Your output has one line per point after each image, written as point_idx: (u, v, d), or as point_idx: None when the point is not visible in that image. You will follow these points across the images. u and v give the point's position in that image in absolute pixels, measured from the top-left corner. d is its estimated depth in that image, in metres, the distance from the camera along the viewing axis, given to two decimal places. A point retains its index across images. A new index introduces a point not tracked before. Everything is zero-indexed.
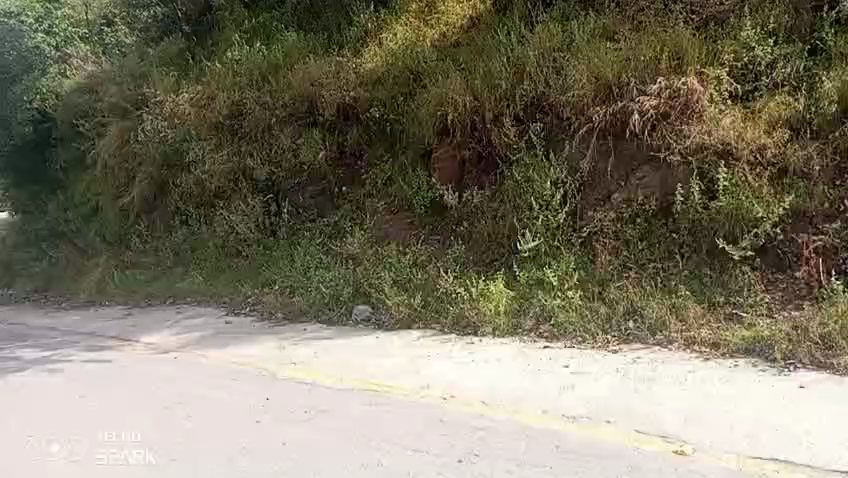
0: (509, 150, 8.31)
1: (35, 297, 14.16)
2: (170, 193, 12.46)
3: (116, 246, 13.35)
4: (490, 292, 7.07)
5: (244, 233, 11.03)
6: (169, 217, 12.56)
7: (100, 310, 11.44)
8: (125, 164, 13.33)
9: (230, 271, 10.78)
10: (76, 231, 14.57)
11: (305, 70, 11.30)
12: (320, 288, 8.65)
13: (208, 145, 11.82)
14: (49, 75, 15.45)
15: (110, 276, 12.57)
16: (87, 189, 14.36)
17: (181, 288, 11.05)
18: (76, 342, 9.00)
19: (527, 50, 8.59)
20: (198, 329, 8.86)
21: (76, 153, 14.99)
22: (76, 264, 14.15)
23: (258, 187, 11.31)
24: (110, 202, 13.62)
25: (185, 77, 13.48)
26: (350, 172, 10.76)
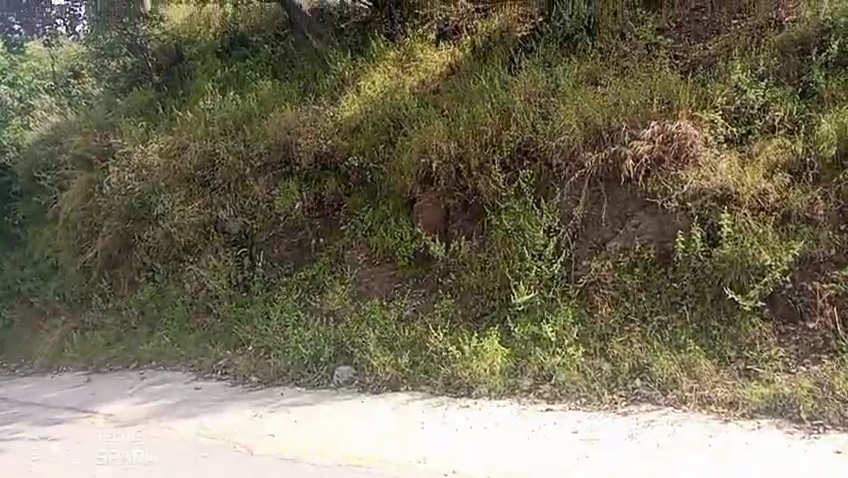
0: (495, 198, 7.95)
1: None
2: (135, 247, 11.76)
3: (76, 305, 12.51)
4: (484, 349, 6.73)
5: (216, 289, 10.39)
6: (131, 272, 11.74)
7: (58, 377, 10.60)
8: (87, 218, 12.65)
9: (200, 331, 10.08)
10: (32, 289, 13.66)
11: (282, 119, 11.01)
12: (298, 348, 8.03)
13: (177, 197, 11.28)
14: (9, 128, 14.94)
15: (69, 339, 11.75)
16: (46, 246, 13.62)
17: (148, 350, 10.30)
18: (28, 414, 8.22)
19: (511, 96, 8.50)
20: (164, 396, 8.15)
21: (36, 207, 14.26)
22: (32, 326, 13.25)
23: (230, 240, 10.73)
24: (70, 258, 12.88)
25: (154, 127, 13.06)
26: (326, 222, 10.31)
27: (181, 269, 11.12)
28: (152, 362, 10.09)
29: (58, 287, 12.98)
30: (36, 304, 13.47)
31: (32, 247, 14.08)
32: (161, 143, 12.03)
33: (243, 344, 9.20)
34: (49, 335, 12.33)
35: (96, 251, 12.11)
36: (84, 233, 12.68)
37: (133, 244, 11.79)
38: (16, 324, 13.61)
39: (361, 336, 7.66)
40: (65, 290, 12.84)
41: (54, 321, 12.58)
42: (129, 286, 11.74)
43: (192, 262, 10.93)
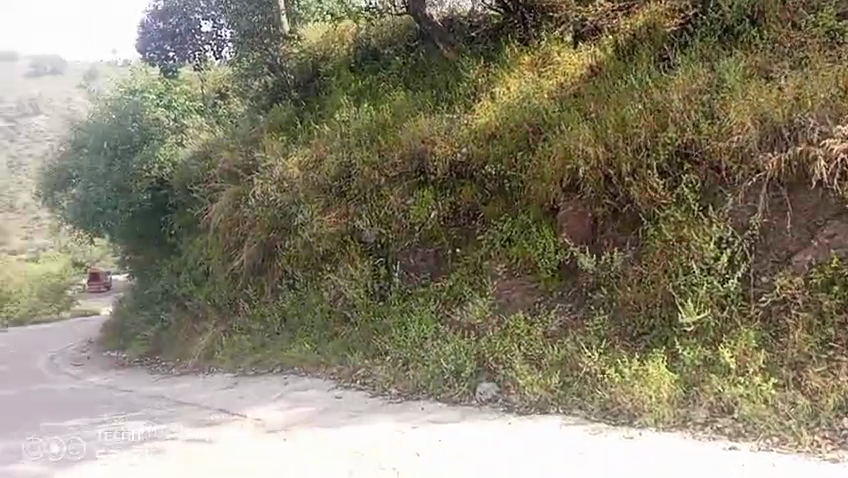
0: (652, 205, 7.33)
1: (147, 362, 14.26)
2: (277, 256, 12.18)
3: (223, 311, 13.18)
4: (649, 374, 6.24)
5: (353, 298, 10.43)
6: (273, 280, 12.16)
7: (208, 378, 11.16)
8: (234, 228, 13.33)
9: (339, 340, 10.24)
10: (186, 295, 14.63)
11: (416, 128, 10.85)
12: (438, 359, 7.80)
13: (316, 208, 11.53)
14: (166, 145, 16.05)
15: (219, 342, 12.39)
16: (198, 254, 14.52)
17: (295, 358, 10.65)
18: (185, 414, 8.64)
19: (669, 94, 7.72)
20: (307, 403, 8.23)
21: (190, 218, 15.27)
22: (185, 328, 14.14)
23: (367, 250, 10.78)
24: (219, 266, 13.63)
25: (294, 140, 13.51)
26: (464, 231, 10.05)
27: (319, 278, 11.30)
28: (298, 369, 10.42)
29: (208, 293, 13.77)
30: (189, 308, 14.40)
31: (185, 255, 15.06)
32: (300, 155, 12.39)
33: (381, 355, 9.12)
34: (200, 338, 13.09)
35: (241, 260, 12.70)
36: (231, 243, 13.37)
37: (276, 253, 12.22)
38: (172, 327, 14.62)
39: (506, 351, 7.27)
40: (214, 296, 13.58)
41: (205, 325, 13.36)
42: (271, 293, 12.17)
43: (331, 271, 11.15)
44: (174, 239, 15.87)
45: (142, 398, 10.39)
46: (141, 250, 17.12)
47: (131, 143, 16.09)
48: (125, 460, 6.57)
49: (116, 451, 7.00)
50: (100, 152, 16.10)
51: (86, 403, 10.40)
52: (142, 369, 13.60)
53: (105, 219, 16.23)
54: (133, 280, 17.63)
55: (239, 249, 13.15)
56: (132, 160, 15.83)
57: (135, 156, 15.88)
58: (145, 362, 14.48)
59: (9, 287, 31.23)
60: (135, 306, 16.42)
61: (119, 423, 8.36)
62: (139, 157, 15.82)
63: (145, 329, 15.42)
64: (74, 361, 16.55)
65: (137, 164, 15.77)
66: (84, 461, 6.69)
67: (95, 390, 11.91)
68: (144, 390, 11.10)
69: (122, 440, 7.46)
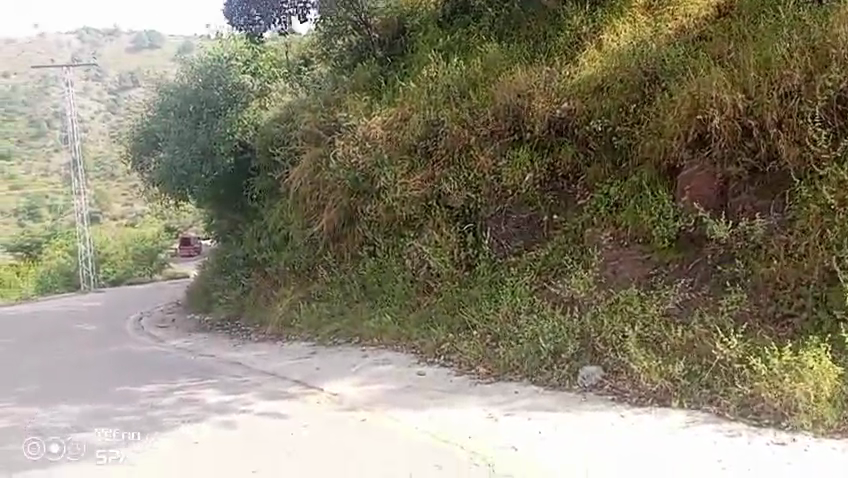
0: (803, 163, 6.36)
1: (229, 327, 14.10)
2: (358, 222, 11.49)
3: (302, 277, 12.75)
4: (803, 369, 5.05)
5: (438, 267, 9.63)
6: (353, 246, 11.58)
7: (286, 346, 10.71)
8: (315, 193, 12.80)
9: (420, 312, 9.48)
10: (267, 260, 14.33)
11: (510, 82, 9.77)
12: (534, 337, 6.86)
13: (399, 170, 10.74)
14: (250, 108, 15.80)
15: (297, 310, 11.92)
16: (279, 218, 14.16)
17: (370, 330, 9.89)
18: (259, 384, 8.16)
19: (825, 30, 6.57)
20: (386, 380, 7.50)
21: (271, 182, 14.91)
22: (265, 294, 13.83)
23: (453, 215, 9.92)
24: (298, 232, 13.17)
25: (378, 100, 12.76)
26: (561, 195, 9.05)
27: (402, 245, 10.59)
28: (373, 341, 9.69)
29: (288, 259, 13.38)
30: (269, 274, 14.09)
31: (267, 219, 14.75)
32: (385, 115, 11.62)
33: (469, 329, 8.29)
34: (279, 305, 12.70)
35: (320, 223, 12.15)
36: (311, 207, 12.89)
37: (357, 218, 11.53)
38: (252, 293, 14.37)
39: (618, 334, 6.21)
40: (294, 261, 13.17)
41: (284, 292, 12.96)
42: (351, 260, 11.57)
43: (414, 238, 10.35)
44: (256, 204, 15.59)
45: (219, 365, 10.06)
46: (225, 214, 17.05)
47: (216, 106, 15.83)
48: (193, 436, 6.07)
49: (185, 425, 6.53)
50: (184, 116, 15.85)
51: (164, 367, 10.19)
52: (223, 334, 13.43)
53: (186, 184, 16.01)
54: (217, 245, 17.60)
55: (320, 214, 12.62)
56: (216, 123, 15.62)
57: (219, 120, 15.65)
58: (226, 327, 14.33)
59: (107, 250, 32.56)
60: (218, 271, 16.34)
61: (193, 392, 7.96)
62: (224, 120, 15.58)
63: (226, 293, 15.29)
64: (160, 323, 16.74)
65: (221, 127, 15.54)
66: (152, 436, 6.23)
67: (176, 353, 11.76)
68: (223, 355, 10.80)
69: (195, 412, 7.02)
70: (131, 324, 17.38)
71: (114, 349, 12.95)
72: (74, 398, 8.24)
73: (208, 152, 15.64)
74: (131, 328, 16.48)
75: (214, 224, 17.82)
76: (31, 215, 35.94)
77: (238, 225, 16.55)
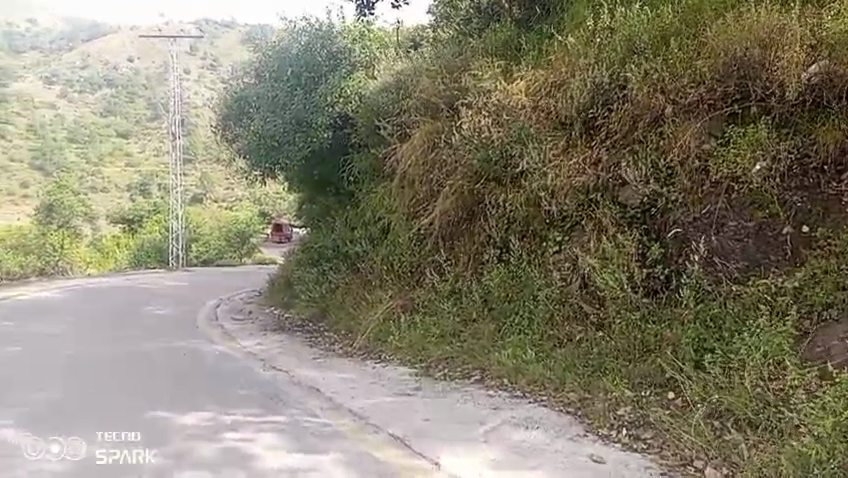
0: None
1: (310, 330, 11.82)
2: (485, 219, 8.74)
3: (404, 280, 10.21)
4: None
5: (604, 289, 6.72)
6: (475, 247, 8.89)
7: (379, 369, 8.20)
8: (427, 176, 10.15)
9: (573, 352, 6.58)
10: (361, 254, 11.92)
11: (735, 26, 6.64)
12: (841, 437, 4.03)
13: (550, 148, 7.87)
14: (353, 77, 13.17)
15: (394, 323, 9.35)
16: (379, 205, 11.71)
17: (495, 364, 7.13)
18: (344, 437, 5.56)
19: None
20: (539, 465, 4.70)
21: (373, 162, 12.46)
22: (353, 295, 11.40)
23: (627, 217, 6.94)
24: (404, 223, 10.66)
25: (517, 62, 9.90)
26: (810, 197, 6.11)
27: (548, 254, 7.73)
28: (495, 382, 6.85)
29: (388, 255, 10.92)
30: (363, 272, 11.65)
31: (365, 205, 12.31)
32: (528, 78, 8.75)
33: (673, 392, 5.53)
34: (372, 313, 10.22)
35: (432, 215, 9.52)
36: (419, 194, 10.34)
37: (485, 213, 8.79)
38: (339, 292, 11.97)
39: None
40: (394, 258, 10.68)
41: (379, 296, 10.47)
42: (471, 266, 8.90)
43: (566, 247, 7.50)
44: (354, 186, 13.18)
45: (292, 387, 7.64)
46: (320, 197, 14.84)
47: (317, 72, 13.51)
48: None
49: None
50: (281, 80, 13.71)
51: (223, 383, 7.85)
52: (302, 338, 11.11)
53: (277, 159, 13.86)
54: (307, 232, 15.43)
55: (433, 204, 10.01)
56: (317, 90, 13.37)
57: (321, 86, 13.38)
58: (307, 329, 12.04)
59: (200, 229, 31.38)
60: (303, 261, 14.12)
61: (248, 441, 5.46)
62: (324, 87, 13.25)
63: (309, 289, 13.01)
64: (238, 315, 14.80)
65: (322, 94, 13.25)
66: None
67: (244, 359, 9.53)
68: (298, 372, 8.38)
69: None
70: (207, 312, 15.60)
71: (178, 344, 10.99)
72: (103, 412, 6.44)
73: (304, 124, 13.40)
74: (206, 317, 14.65)
75: (306, 207, 15.65)
76: (137, 189, 34.56)
77: (332, 211, 14.26)
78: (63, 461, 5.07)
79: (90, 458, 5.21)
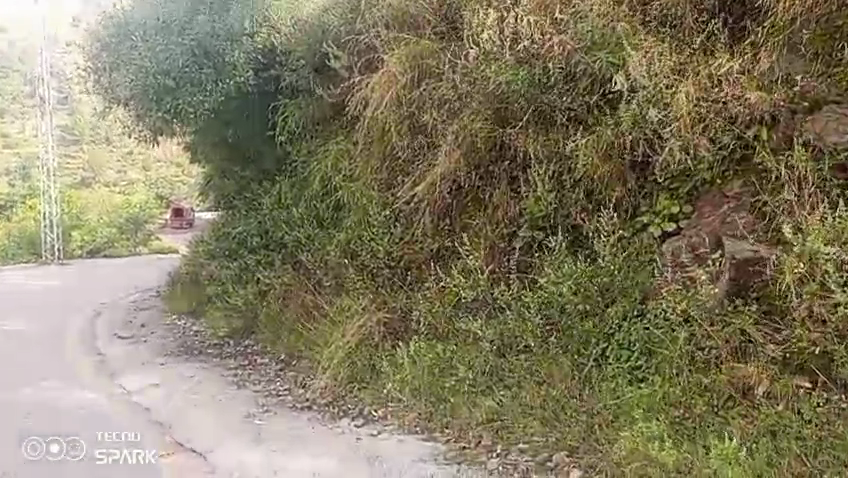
0: None
1: (235, 352, 8.22)
2: (512, 182, 5.90)
3: (380, 282, 6.79)
4: None
5: (828, 310, 3.81)
6: (506, 227, 5.85)
7: (371, 440, 4.91)
8: (411, 121, 6.73)
9: (768, 419, 3.89)
10: (302, 242, 8.29)
11: None
12: None
13: (660, 56, 4.62)
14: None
15: (377, 354, 5.94)
16: (327, 175, 8.12)
17: (620, 454, 4.02)
18: None
19: None
20: None
21: (314, 111, 8.78)
22: (296, 302, 7.90)
23: (825, 174, 4.15)
24: (373, 194, 7.23)
25: None
26: None
27: (647, 237, 4.83)
28: None
29: (346, 244, 7.43)
30: (308, 267, 8.08)
31: (308, 174, 8.74)
32: None
33: None
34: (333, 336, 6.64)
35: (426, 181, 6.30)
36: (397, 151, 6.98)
37: (512, 175, 5.91)
38: (275, 296, 8.35)
39: None
40: (358, 250, 7.15)
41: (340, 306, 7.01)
42: (497, 257, 5.81)
43: (690, 225, 4.73)
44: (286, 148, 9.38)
45: None
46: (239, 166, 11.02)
47: None
48: None
49: None
50: None
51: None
52: (223, 370, 7.50)
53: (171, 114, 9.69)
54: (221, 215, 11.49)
55: (424, 165, 6.66)
56: (228, 12, 9.23)
57: (233, 7, 9.23)
58: (228, 351, 8.40)
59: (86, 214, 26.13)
60: (217, 252, 10.32)
61: None
62: (239, 9, 9.21)
63: (230, 292, 9.35)
64: (127, 328, 10.82)
65: (237, 18, 9.20)
66: None
67: (136, 424, 5.79)
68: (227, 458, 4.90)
69: None
70: (84, 323, 11.48)
71: (26, 392, 7.06)
72: None
73: (213, 57, 9.31)
74: (80, 333, 10.60)
75: (218, 179, 11.69)
76: None
77: (260, 185, 10.55)
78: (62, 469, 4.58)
79: (89, 458, 4.82)
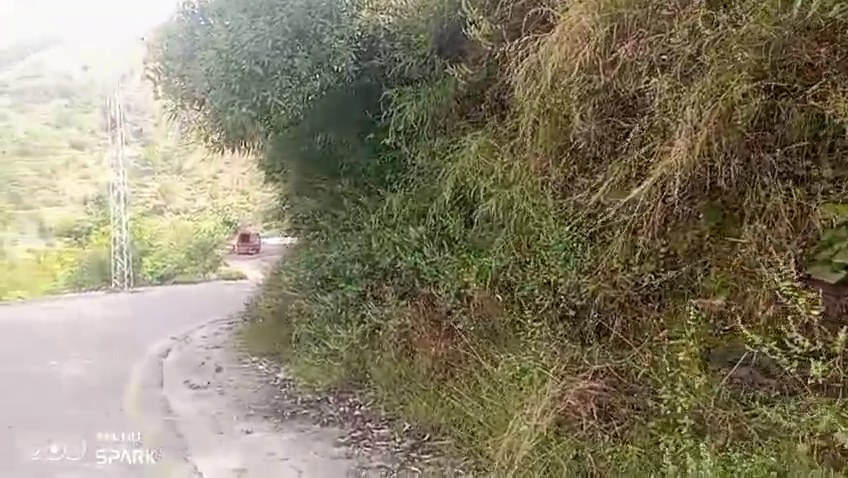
0: None
1: (349, 414, 6.60)
2: (792, 179, 4.09)
3: (561, 328, 4.95)
4: None
5: None
6: (786, 253, 4.03)
7: None
8: (605, 101, 4.78)
9: None
10: (424, 271, 6.46)
11: None
12: None
13: None
14: None
15: (580, 443, 4.57)
16: (460, 183, 6.01)
17: None
18: None
19: None
20: None
21: (432, 105, 6.77)
22: (430, 354, 6.14)
23: None
24: (541, 207, 5.17)
25: None
26: None
27: None
28: None
29: (497, 278, 5.51)
30: (438, 306, 6.23)
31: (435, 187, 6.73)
32: None
33: None
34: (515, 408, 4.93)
35: (645, 185, 4.27)
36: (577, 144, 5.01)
37: (791, 168, 4.08)
38: (399, 343, 6.58)
39: None
40: (526, 285, 5.24)
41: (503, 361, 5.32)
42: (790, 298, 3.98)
43: None
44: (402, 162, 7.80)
45: None
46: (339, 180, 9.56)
47: None
48: None
49: None
50: None
51: None
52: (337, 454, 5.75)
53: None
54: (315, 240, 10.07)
55: (626, 160, 4.60)
56: None
57: None
58: (330, 414, 6.68)
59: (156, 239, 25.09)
60: (305, 284, 8.45)
61: None
62: None
63: (329, 336, 7.49)
64: (200, 372, 9.04)
65: None
66: None
67: None
68: None
69: None
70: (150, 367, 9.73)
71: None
72: None
73: (306, 38, 7.45)
74: (146, 379, 8.85)
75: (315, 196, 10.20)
76: None
77: (357, 203, 8.82)
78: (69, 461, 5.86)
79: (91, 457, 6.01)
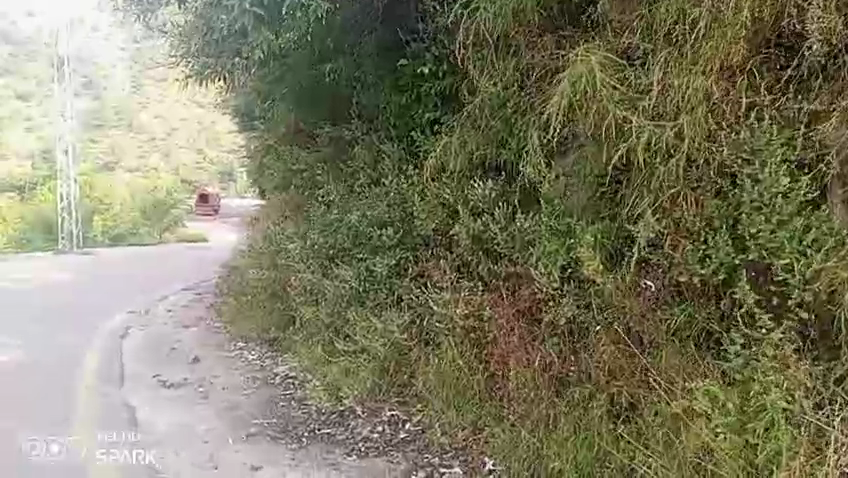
0: None
1: (393, 436, 4.85)
2: None
3: (789, 344, 3.13)
4: None
5: None
6: None
7: None
8: None
9: None
10: (499, 244, 4.77)
11: None
12: None
13: None
14: None
15: None
16: (571, 116, 3.94)
17: None
18: None
19: None
20: None
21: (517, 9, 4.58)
22: (519, 361, 4.26)
23: None
24: (735, 143, 3.23)
25: None
26: None
27: None
28: None
29: (644, 255, 3.63)
30: (523, 296, 4.39)
31: (517, 124, 4.85)
32: None
33: None
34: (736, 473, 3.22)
35: None
36: (782, 44, 3.31)
37: None
38: (456, 343, 4.73)
39: None
40: (696, 268, 3.38)
41: (678, 384, 3.48)
42: None
43: None
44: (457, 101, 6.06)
45: None
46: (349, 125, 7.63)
47: None
48: None
49: None
50: None
51: None
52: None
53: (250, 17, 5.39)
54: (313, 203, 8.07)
55: None
56: None
57: None
58: (366, 432, 4.93)
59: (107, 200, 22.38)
60: (316, 251, 6.57)
61: None
62: None
63: (355, 324, 5.83)
64: (171, 364, 7.03)
65: None
66: None
67: None
68: None
69: None
70: (108, 352, 7.66)
71: None
72: None
73: None
74: (100, 372, 6.76)
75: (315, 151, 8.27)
76: None
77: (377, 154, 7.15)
78: (59, 464, 4.41)
79: (89, 457, 4.59)
